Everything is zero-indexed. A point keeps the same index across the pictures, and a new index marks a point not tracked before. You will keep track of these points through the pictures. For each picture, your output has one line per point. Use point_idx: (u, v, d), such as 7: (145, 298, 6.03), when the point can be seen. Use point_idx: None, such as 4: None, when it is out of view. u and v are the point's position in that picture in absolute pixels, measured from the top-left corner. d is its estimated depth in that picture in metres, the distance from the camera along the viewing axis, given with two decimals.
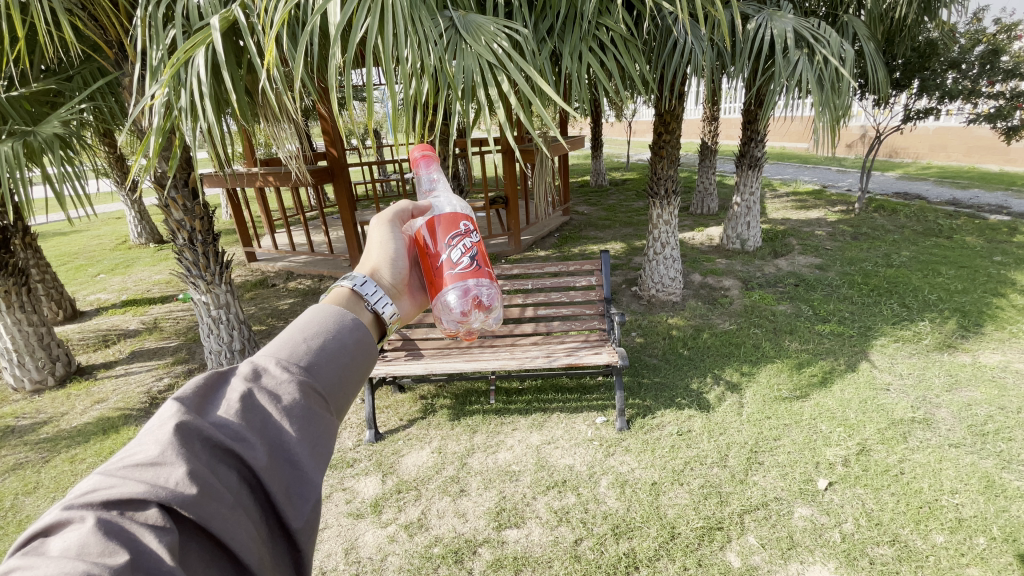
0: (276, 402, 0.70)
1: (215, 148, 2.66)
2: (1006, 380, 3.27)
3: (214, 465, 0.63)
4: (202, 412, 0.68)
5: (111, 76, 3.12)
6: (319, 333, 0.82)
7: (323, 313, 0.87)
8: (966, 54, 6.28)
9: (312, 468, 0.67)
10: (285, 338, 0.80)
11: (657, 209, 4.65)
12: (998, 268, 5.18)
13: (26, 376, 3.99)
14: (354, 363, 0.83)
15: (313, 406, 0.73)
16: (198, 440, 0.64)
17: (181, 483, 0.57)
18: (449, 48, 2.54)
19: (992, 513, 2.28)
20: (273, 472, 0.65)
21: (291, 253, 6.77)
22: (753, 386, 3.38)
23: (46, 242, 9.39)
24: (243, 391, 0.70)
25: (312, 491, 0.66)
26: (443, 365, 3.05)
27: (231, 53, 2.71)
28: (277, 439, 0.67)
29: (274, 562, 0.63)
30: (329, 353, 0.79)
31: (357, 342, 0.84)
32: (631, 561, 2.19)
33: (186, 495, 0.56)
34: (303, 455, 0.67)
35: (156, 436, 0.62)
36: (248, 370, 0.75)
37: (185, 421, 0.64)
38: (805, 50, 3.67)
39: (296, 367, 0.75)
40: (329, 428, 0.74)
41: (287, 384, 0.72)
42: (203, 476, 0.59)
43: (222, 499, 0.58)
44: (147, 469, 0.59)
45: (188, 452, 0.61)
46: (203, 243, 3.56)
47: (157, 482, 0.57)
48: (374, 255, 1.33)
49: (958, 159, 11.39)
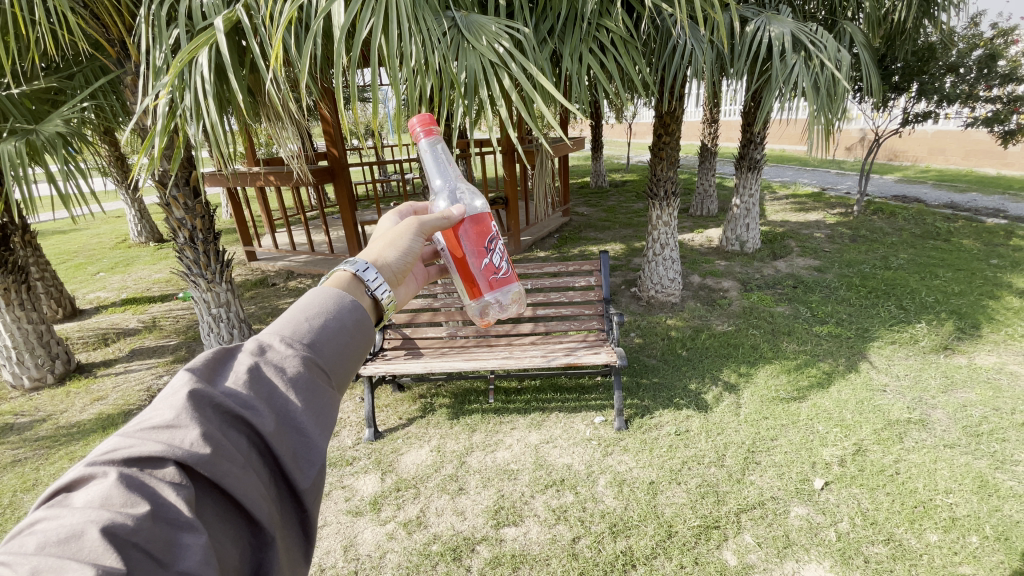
0: (282, 374, 0.71)
1: (218, 147, 2.68)
2: (1001, 382, 3.29)
3: (225, 429, 0.64)
4: (212, 381, 0.69)
5: (112, 75, 3.14)
6: (321, 312, 0.81)
7: (327, 292, 0.86)
8: (965, 58, 6.31)
9: (318, 436, 0.69)
10: (288, 317, 0.79)
11: (656, 210, 4.67)
12: (995, 271, 5.20)
13: (26, 373, 4.00)
14: (357, 341, 0.82)
15: (319, 379, 0.74)
16: (209, 405, 0.65)
17: (196, 444, 0.59)
18: (452, 47, 2.55)
19: (986, 513, 2.30)
20: (282, 438, 0.66)
21: (292, 252, 6.78)
22: (750, 386, 3.39)
23: (45, 241, 9.39)
24: (250, 363, 0.71)
25: (318, 457, 0.68)
26: (443, 364, 3.06)
27: (233, 53, 2.73)
28: (284, 407, 0.68)
29: (283, 519, 0.66)
30: (333, 329, 0.79)
31: (358, 320, 0.83)
32: (627, 558, 2.20)
33: (199, 455, 0.58)
34: (309, 423, 0.68)
35: (170, 402, 0.64)
36: (255, 344, 0.75)
37: (196, 389, 0.66)
38: (801, 55, 3.70)
39: (301, 342, 0.75)
40: (332, 399, 0.74)
41: (293, 356, 0.73)
42: (215, 438, 0.61)
43: (233, 460, 0.60)
44: (162, 430, 0.60)
45: (201, 416, 0.63)
46: (203, 242, 3.57)
47: (172, 443, 0.59)
48: (382, 240, 1.24)
49: (957, 162, 11.41)
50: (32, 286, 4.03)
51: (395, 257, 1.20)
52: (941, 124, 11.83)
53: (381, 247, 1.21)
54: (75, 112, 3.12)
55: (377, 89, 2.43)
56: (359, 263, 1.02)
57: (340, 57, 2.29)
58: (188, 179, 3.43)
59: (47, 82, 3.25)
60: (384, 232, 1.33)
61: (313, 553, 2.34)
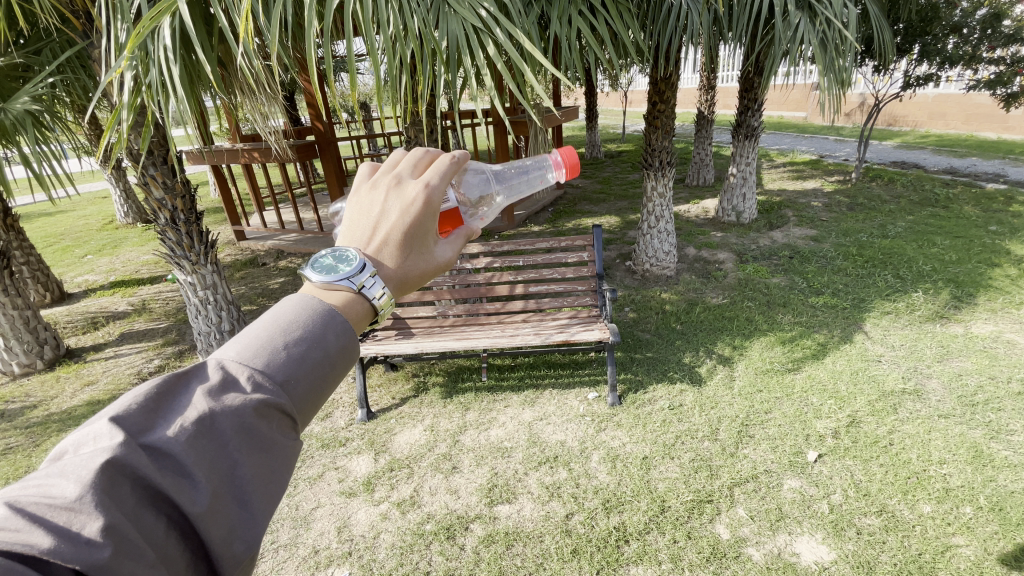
0: (232, 427, 0.64)
1: (193, 124, 2.56)
2: (996, 350, 3.28)
3: (139, 509, 0.57)
4: (141, 434, 0.62)
5: (78, 48, 2.97)
6: (302, 338, 0.73)
7: (311, 309, 0.78)
8: (968, 17, 6.08)
9: (258, 512, 0.63)
10: (263, 338, 0.72)
11: (651, 181, 4.56)
12: (993, 237, 5.15)
13: (13, 360, 3.94)
14: (336, 373, 0.75)
15: (273, 432, 0.67)
16: (127, 476, 0.58)
17: (95, 540, 0.51)
18: (433, 11, 2.34)
19: (980, 483, 2.30)
20: (215, 515, 0.60)
21: (282, 231, 6.66)
22: (745, 359, 3.37)
23: (31, 223, 9.22)
24: (200, 409, 0.64)
25: (254, 539, 0.62)
26: (434, 345, 3.00)
27: (200, 20, 2.58)
28: (225, 474, 0.62)
29: None
30: (308, 365, 0.72)
31: (342, 348, 0.76)
32: (621, 534, 2.20)
33: (96, 558, 0.51)
34: (251, 495, 0.63)
35: (80, 472, 0.56)
36: (211, 379, 0.69)
37: (119, 454, 0.58)
38: (806, 13, 3.60)
39: (267, 382, 0.68)
40: (288, 455, 0.69)
41: (251, 403, 0.67)
42: (124, 528, 0.54)
43: (141, 558, 0.53)
44: (61, 514, 0.53)
45: (110, 495, 0.55)
46: (185, 223, 3.47)
47: (67, 535, 0.52)
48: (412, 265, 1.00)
49: (956, 126, 11.23)
50: (14, 271, 3.94)
51: (414, 283, 1.00)
52: (943, 88, 11.58)
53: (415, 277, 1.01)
54: (42, 89, 2.98)
55: (355, 62, 2.25)
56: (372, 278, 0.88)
57: (312, 25, 2.15)
58: (165, 159, 3.30)
59: (12, 57, 3.09)
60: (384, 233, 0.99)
61: (307, 535, 2.33)
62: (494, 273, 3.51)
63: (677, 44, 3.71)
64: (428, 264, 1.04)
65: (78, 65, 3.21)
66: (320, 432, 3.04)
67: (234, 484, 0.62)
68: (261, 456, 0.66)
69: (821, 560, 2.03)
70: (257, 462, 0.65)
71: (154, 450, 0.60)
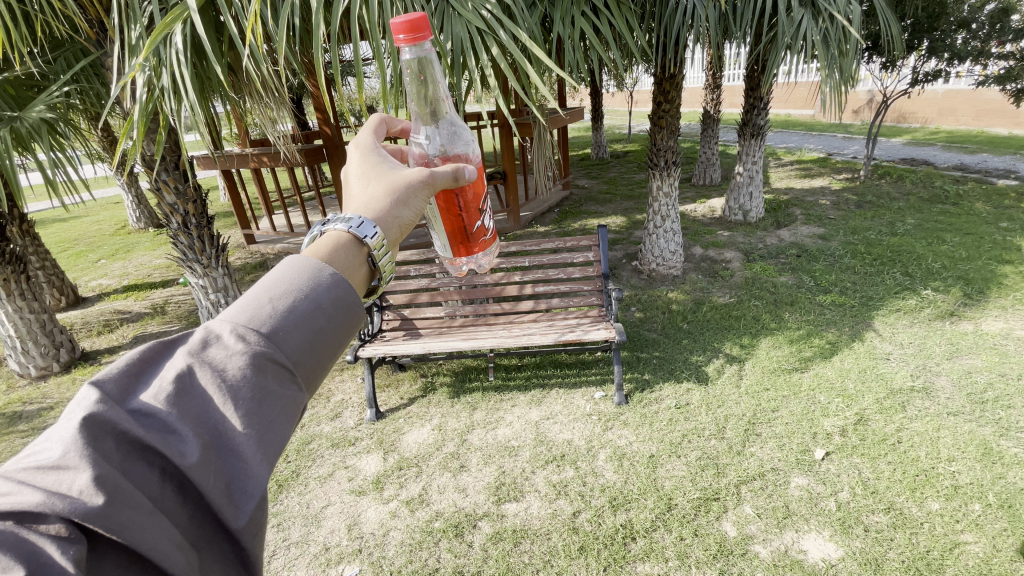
0: (217, 381, 0.63)
1: (204, 130, 2.61)
2: (1007, 347, 3.26)
3: (129, 464, 0.57)
4: (125, 396, 0.62)
5: (94, 57, 3.06)
6: (289, 293, 0.71)
7: (298, 266, 0.75)
8: (976, 13, 6.03)
9: (258, 462, 0.62)
10: (249, 297, 0.70)
11: (656, 181, 4.56)
12: (1003, 234, 5.09)
13: (30, 363, 4.03)
14: (332, 324, 0.72)
15: (268, 384, 0.65)
16: (111, 433, 0.57)
17: (85, 492, 0.51)
18: (438, 16, 2.41)
19: (989, 480, 2.29)
20: (209, 468, 0.59)
21: (291, 234, 6.75)
22: (752, 358, 3.36)
23: (46, 229, 9.40)
24: (182, 369, 0.64)
25: (255, 489, 0.61)
26: (441, 344, 3.04)
27: (210, 27, 2.65)
28: (217, 428, 0.61)
29: (209, 559, 0.59)
30: (296, 318, 0.69)
31: (336, 300, 0.73)
32: (628, 532, 2.22)
33: (90, 507, 0.51)
34: (249, 445, 0.61)
35: (65, 432, 0.56)
36: (198, 339, 0.68)
37: (103, 413, 0.58)
38: (809, 9, 3.61)
39: (252, 337, 0.66)
40: (288, 405, 0.66)
41: (237, 357, 0.65)
42: (115, 479, 0.54)
43: (138, 506, 0.53)
44: (50, 472, 0.53)
45: (97, 451, 0.55)
46: (197, 227, 3.54)
47: (57, 490, 0.52)
48: (374, 188, 1.01)
49: (967, 123, 11.13)
50: (30, 276, 4.02)
51: (380, 192, 0.99)
52: (952, 84, 11.49)
53: (391, 202, 0.99)
54: (56, 97, 3.05)
55: (363, 66, 2.28)
56: (354, 219, 0.89)
57: (318, 29, 2.20)
58: (178, 164, 3.37)
59: (27, 67, 3.16)
60: (371, 168, 1.08)
61: (318, 532, 2.37)
62: (501, 274, 3.54)
63: (681, 43, 3.73)
64: (396, 177, 1.04)
65: (92, 73, 3.32)
66: (330, 432, 3.07)
67: (228, 437, 0.61)
68: (258, 408, 0.64)
69: (829, 557, 2.03)
70: (251, 414, 0.63)
71: (139, 409, 0.60)
